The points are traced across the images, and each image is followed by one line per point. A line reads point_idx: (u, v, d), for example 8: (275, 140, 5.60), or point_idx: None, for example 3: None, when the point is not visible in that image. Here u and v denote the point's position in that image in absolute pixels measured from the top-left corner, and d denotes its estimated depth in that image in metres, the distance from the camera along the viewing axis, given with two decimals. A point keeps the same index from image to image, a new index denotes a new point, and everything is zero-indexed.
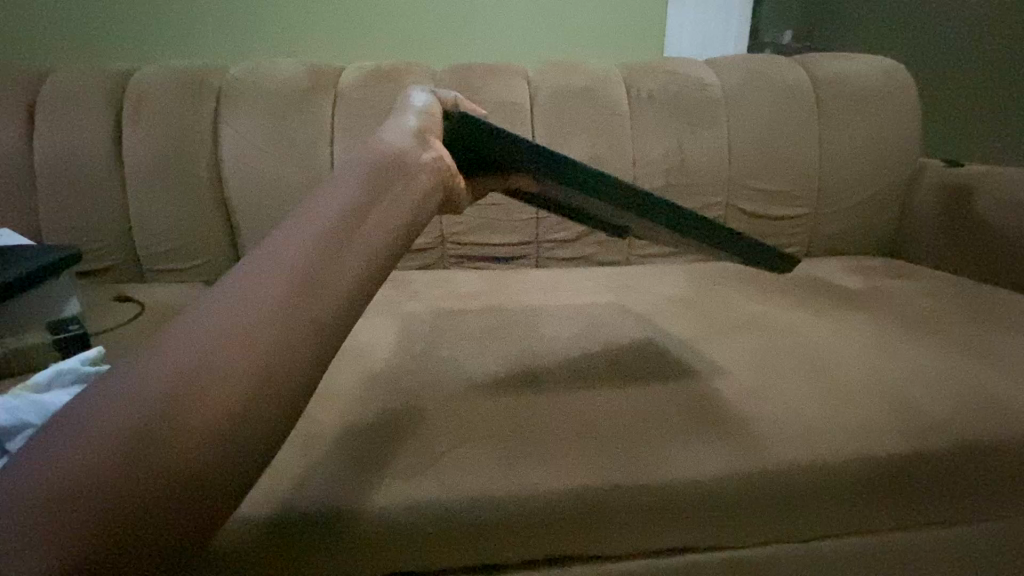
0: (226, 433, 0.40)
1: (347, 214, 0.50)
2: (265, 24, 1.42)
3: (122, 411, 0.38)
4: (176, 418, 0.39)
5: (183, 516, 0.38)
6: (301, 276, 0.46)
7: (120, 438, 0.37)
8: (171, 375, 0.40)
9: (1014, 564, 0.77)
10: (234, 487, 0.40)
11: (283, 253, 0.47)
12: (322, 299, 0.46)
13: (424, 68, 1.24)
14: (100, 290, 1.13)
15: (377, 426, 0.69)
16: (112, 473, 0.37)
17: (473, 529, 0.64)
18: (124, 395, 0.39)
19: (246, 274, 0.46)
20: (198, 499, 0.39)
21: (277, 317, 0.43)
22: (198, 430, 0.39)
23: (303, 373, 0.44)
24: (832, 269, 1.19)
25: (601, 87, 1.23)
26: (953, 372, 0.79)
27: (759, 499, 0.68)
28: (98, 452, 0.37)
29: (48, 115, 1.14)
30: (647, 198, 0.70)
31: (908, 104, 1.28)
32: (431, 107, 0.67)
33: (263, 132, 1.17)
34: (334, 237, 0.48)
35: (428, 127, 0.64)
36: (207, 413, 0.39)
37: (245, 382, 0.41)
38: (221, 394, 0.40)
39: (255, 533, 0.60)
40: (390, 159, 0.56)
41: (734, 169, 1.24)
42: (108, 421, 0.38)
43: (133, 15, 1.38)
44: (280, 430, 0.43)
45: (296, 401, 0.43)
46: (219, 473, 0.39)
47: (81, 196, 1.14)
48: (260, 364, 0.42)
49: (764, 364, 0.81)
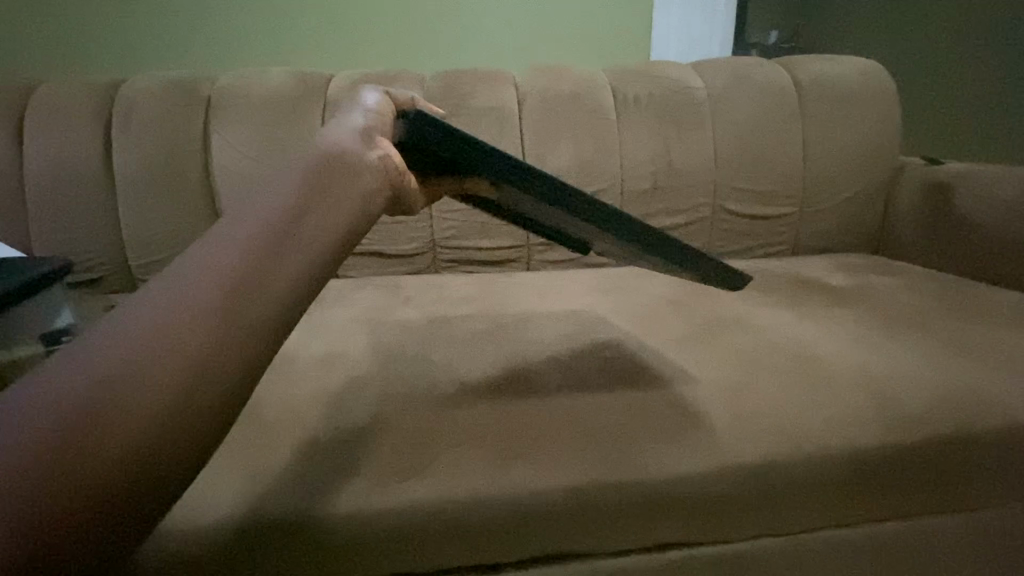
0: (159, 437, 0.38)
1: (286, 215, 0.48)
2: (256, 32, 1.42)
3: (44, 411, 0.36)
4: (96, 433, 0.37)
5: (128, 502, 0.37)
6: (243, 268, 0.44)
7: (54, 427, 0.36)
8: (102, 369, 0.38)
9: (999, 553, 0.79)
10: (181, 469, 0.40)
11: (222, 248, 0.45)
12: (268, 299, 0.45)
13: (413, 76, 1.25)
14: (93, 300, 1.13)
15: (370, 428, 0.70)
16: (48, 463, 0.35)
17: (465, 530, 0.64)
18: (46, 390, 0.37)
19: (180, 270, 0.44)
20: (143, 483, 0.38)
21: (219, 307, 0.42)
22: (137, 417, 0.38)
23: (250, 360, 0.43)
24: (816, 268, 1.21)
25: (589, 91, 1.25)
26: (934, 366, 0.81)
27: (742, 494, 0.69)
28: (6, 476, 0.34)
29: (38, 127, 1.14)
30: (597, 208, 0.71)
31: (886, 103, 1.30)
32: (382, 107, 0.66)
33: (254, 141, 1.17)
34: (274, 233, 0.47)
35: (376, 125, 0.62)
36: (136, 417, 0.38)
37: (178, 383, 0.39)
38: (145, 404, 0.38)
39: (249, 536, 0.60)
40: (332, 156, 0.54)
41: (719, 170, 1.26)
42: (30, 420, 0.36)
43: (122, 26, 1.39)
44: (226, 412, 0.42)
45: (238, 394, 0.43)
46: (163, 457, 0.39)
47: (72, 208, 1.14)
48: (201, 351, 0.41)
49: (751, 362, 0.82)
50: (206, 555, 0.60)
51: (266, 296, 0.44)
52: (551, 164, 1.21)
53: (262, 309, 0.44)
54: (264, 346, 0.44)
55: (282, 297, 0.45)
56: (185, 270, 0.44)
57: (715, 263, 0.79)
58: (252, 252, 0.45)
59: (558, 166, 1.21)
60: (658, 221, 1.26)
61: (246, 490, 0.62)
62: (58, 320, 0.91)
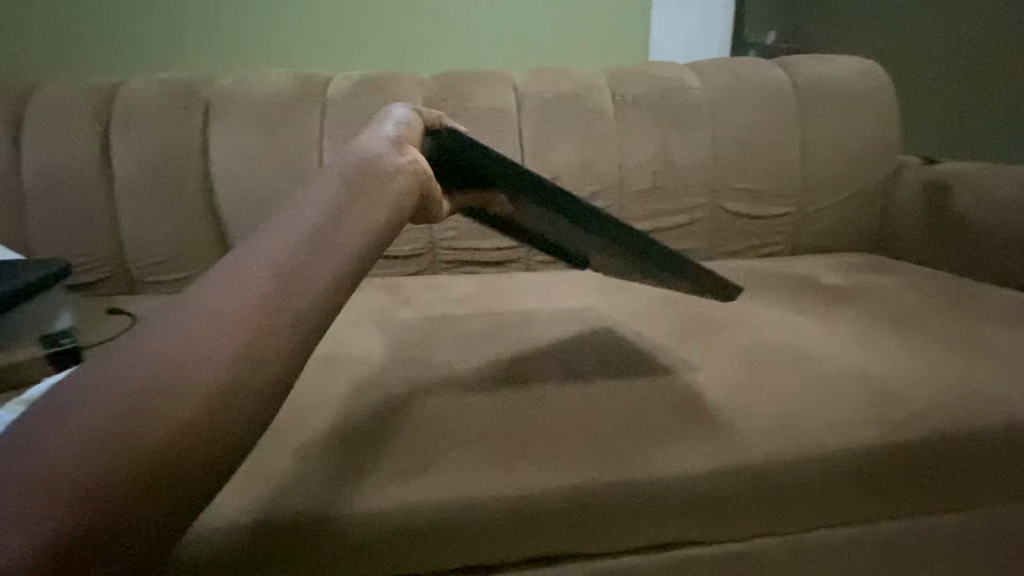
0: (198, 432, 0.40)
1: (315, 233, 0.52)
2: (255, 33, 1.42)
3: (100, 405, 0.39)
4: (135, 435, 0.38)
5: (167, 495, 0.38)
6: (281, 276, 0.48)
7: (106, 418, 0.38)
8: (154, 367, 0.41)
9: (999, 551, 0.79)
10: (217, 467, 0.41)
11: (262, 258, 0.49)
12: (301, 307, 0.48)
13: (412, 77, 1.25)
14: (92, 303, 1.13)
15: (371, 430, 0.70)
16: (97, 452, 0.37)
17: (468, 530, 0.64)
18: (102, 386, 0.40)
19: (224, 280, 0.47)
20: (181, 478, 0.39)
21: (258, 311, 0.46)
22: (181, 411, 0.40)
23: (283, 364, 0.46)
24: (815, 267, 1.21)
25: (587, 92, 1.25)
26: (934, 365, 0.81)
27: (743, 493, 0.69)
28: (60, 464, 0.36)
29: (36, 130, 1.14)
30: (612, 224, 0.72)
31: (884, 102, 1.31)
32: (411, 123, 0.70)
33: (253, 143, 1.17)
34: (307, 246, 0.51)
35: (405, 143, 0.66)
36: (180, 412, 0.40)
37: (219, 382, 0.42)
38: (187, 402, 0.40)
39: (251, 537, 0.60)
40: (364, 168, 0.60)
41: (718, 170, 1.26)
42: (87, 413, 0.38)
43: (120, 28, 1.38)
44: (261, 414, 0.44)
45: (272, 397, 0.45)
46: (202, 452, 0.40)
47: (70, 211, 1.14)
48: (243, 351, 0.44)
49: (751, 360, 0.83)
50: (206, 557, 0.60)
51: (299, 302, 0.48)
52: (550, 165, 1.22)
53: (295, 314, 0.47)
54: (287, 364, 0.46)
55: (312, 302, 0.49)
56: (228, 279, 0.48)
57: (723, 282, 0.80)
58: (287, 262, 0.49)
59: (557, 167, 1.22)
60: (657, 222, 1.26)
61: (247, 492, 0.62)
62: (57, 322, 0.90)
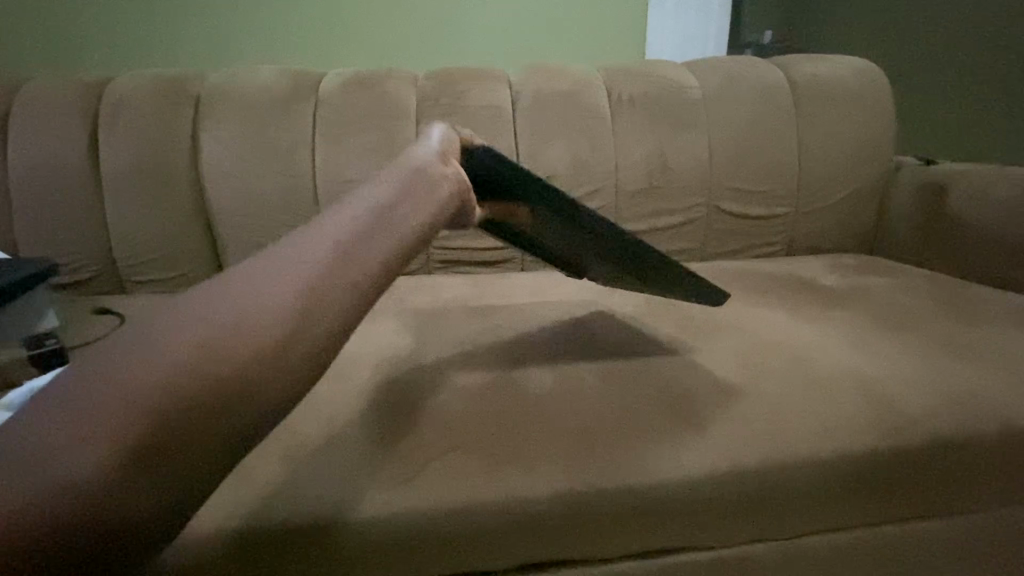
0: (222, 418, 0.45)
1: (348, 250, 0.56)
2: (247, 30, 1.40)
3: (143, 377, 0.43)
4: (169, 412, 0.42)
5: (187, 471, 0.43)
6: (316, 284, 0.52)
7: (147, 392, 0.42)
8: (193, 350, 0.45)
9: (995, 555, 0.79)
10: (231, 452, 0.46)
11: (304, 264, 0.53)
12: (330, 316, 0.52)
13: (406, 75, 1.24)
14: (80, 303, 1.11)
15: (362, 434, 0.69)
16: (135, 423, 0.41)
17: (460, 536, 0.63)
18: (148, 358, 0.44)
19: (268, 275, 0.51)
20: (200, 457, 0.44)
21: (292, 313, 0.50)
22: (212, 397, 0.44)
23: (308, 369, 0.50)
24: (812, 268, 1.21)
25: (583, 91, 1.24)
26: (931, 369, 0.80)
27: (740, 498, 0.68)
28: (103, 427, 0.41)
29: (21, 127, 1.12)
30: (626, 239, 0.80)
31: (881, 103, 1.30)
32: (449, 141, 0.73)
33: (243, 141, 1.15)
34: (344, 258, 0.55)
35: (444, 161, 0.70)
36: (210, 397, 0.44)
37: (247, 375, 0.46)
38: (219, 389, 0.45)
39: (239, 545, 0.59)
40: (405, 187, 0.64)
41: (715, 170, 1.25)
42: (132, 383, 0.43)
43: (107, 23, 1.36)
44: (279, 410, 0.49)
45: (292, 397, 0.49)
46: (223, 437, 0.45)
47: (56, 209, 1.12)
48: (273, 349, 0.48)
49: (749, 363, 0.82)
50: (192, 565, 0.59)
51: (327, 314, 0.52)
52: (544, 165, 1.21)
53: (323, 323, 0.52)
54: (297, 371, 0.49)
55: (339, 314, 0.53)
56: (271, 276, 0.51)
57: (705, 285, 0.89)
58: (324, 272, 0.53)
59: (552, 166, 1.21)
60: (651, 222, 1.25)
61: (232, 498, 0.61)
62: (42, 324, 0.88)
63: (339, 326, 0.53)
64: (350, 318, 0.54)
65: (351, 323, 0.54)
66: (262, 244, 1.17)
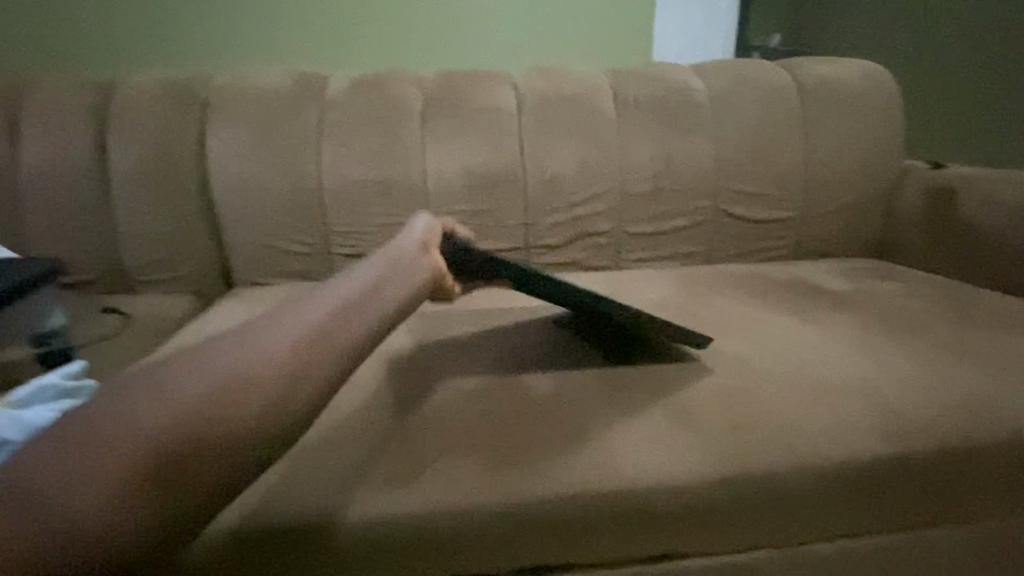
0: (212, 461, 0.49)
1: (331, 320, 0.60)
2: (255, 31, 1.41)
3: (145, 420, 0.48)
4: (166, 454, 0.47)
5: (177, 508, 0.48)
6: (305, 347, 0.57)
7: (148, 434, 0.47)
8: (192, 396, 0.50)
9: (1003, 565, 0.77)
10: (219, 492, 0.50)
11: (290, 330, 0.57)
12: (315, 377, 0.56)
13: (411, 77, 1.24)
14: (87, 301, 1.12)
15: (362, 435, 0.69)
16: (135, 462, 0.46)
17: (458, 539, 0.63)
18: (151, 404, 0.49)
19: (258, 337, 0.56)
20: (189, 496, 0.48)
21: (282, 371, 0.54)
22: (204, 440, 0.49)
23: (294, 420, 0.54)
24: (818, 272, 1.19)
25: (588, 93, 1.23)
26: (938, 374, 0.79)
27: (742, 504, 0.68)
28: (107, 466, 0.45)
29: (31, 127, 1.13)
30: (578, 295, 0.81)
31: (890, 106, 1.29)
32: (430, 228, 0.86)
33: (249, 141, 1.16)
34: (328, 325, 0.60)
35: (427, 243, 0.82)
36: (202, 441, 0.49)
37: (237, 425, 0.50)
38: (211, 433, 0.49)
39: (238, 544, 0.59)
40: (392, 265, 0.73)
41: (720, 173, 1.25)
42: (136, 425, 0.48)
43: (118, 25, 1.38)
44: (265, 456, 0.53)
45: (277, 445, 0.54)
46: (210, 479, 0.49)
47: (65, 208, 1.14)
48: (262, 401, 0.52)
49: (753, 367, 0.81)
50: (192, 564, 0.59)
51: (315, 372, 0.56)
52: (548, 166, 1.20)
53: (310, 382, 0.56)
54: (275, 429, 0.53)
55: (325, 372, 0.57)
56: (261, 339, 0.56)
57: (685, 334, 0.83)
58: (311, 338, 0.58)
59: (556, 168, 1.20)
60: (655, 224, 1.25)
61: None
62: (47, 322, 0.89)
63: (324, 387, 0.57)
64: (336, 379, 0.59)
65: (337, 383, 0.59)
66: (267, 244, 1.18)
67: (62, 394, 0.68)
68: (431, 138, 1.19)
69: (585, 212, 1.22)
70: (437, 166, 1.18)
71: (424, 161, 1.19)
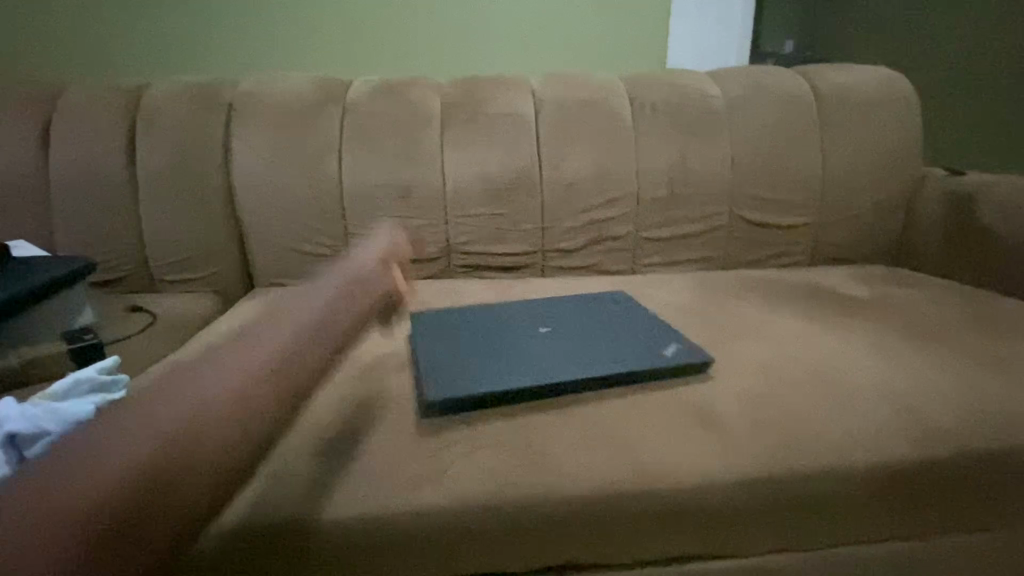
0: (190, 486, 0.48)
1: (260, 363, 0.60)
2: (277, 37, 1.44)
3: (115, 453, 0.46)
4: (147, 482, 0.45)
5: (161, 540, 0.45)
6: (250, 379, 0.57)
7: (122, 466, 0.45)
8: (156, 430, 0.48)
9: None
10: (194, 521, 0.48)
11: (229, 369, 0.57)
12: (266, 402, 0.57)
13: (431, 82, 1.26)
14: (114, 300, 1.15)
15: (385, 432, 0.69)
16: (118, 493, 0.44)
17: (480, 536, 0.64)
18: (114, 439, 0.47)
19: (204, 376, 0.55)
20: (173, 527, 0.46)
21: (237, 399, 0.54)
22: (182, 466, 0.48)
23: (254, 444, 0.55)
24: (835, 278, 1.19)
25: (605, 99, 1.25)
26: (960, 381, 0.78)
27: (762, 508, 0.68)
28: (85, 501, 0.42)
29: (63, 131, 1.16)
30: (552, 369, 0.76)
31: (908, 112, 1.29)
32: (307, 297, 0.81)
33: (272, 145, 1.18)
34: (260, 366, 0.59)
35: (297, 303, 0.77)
36: (181, 467, 0.48)
37: (206, 450, 0.50)
38: (186, 458, 0.48)
39: (268, 537, 0.61)
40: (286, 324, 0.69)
41: (737, 179, 1.25)
42: (105, 457, 0.45)
43: (146, 32, 1.41)
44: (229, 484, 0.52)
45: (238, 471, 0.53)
46: (188, 507, 0.47)
47: (94, 210, 1.17)
48: (227, 426, 0.52)
49: (773, 370, 0.81)
50: (223, 555, 0.61)
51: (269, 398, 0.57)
52: (565, 171, 1.22)
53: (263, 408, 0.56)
54: (240, 441, 0.53)
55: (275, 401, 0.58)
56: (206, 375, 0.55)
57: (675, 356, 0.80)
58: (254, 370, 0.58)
59: (573, 173, 1.21)
60: (671, 230, 1.26)
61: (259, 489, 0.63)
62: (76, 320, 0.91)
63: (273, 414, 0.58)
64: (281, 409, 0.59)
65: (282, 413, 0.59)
66: (288, 246, 1.20)
67: (97, 387, 0.71)
68: (450, 143, 1.20)
69: (601, 217, 1.23)
70: (456, 170, 1.20)
71: (442, 166, 1.20)
